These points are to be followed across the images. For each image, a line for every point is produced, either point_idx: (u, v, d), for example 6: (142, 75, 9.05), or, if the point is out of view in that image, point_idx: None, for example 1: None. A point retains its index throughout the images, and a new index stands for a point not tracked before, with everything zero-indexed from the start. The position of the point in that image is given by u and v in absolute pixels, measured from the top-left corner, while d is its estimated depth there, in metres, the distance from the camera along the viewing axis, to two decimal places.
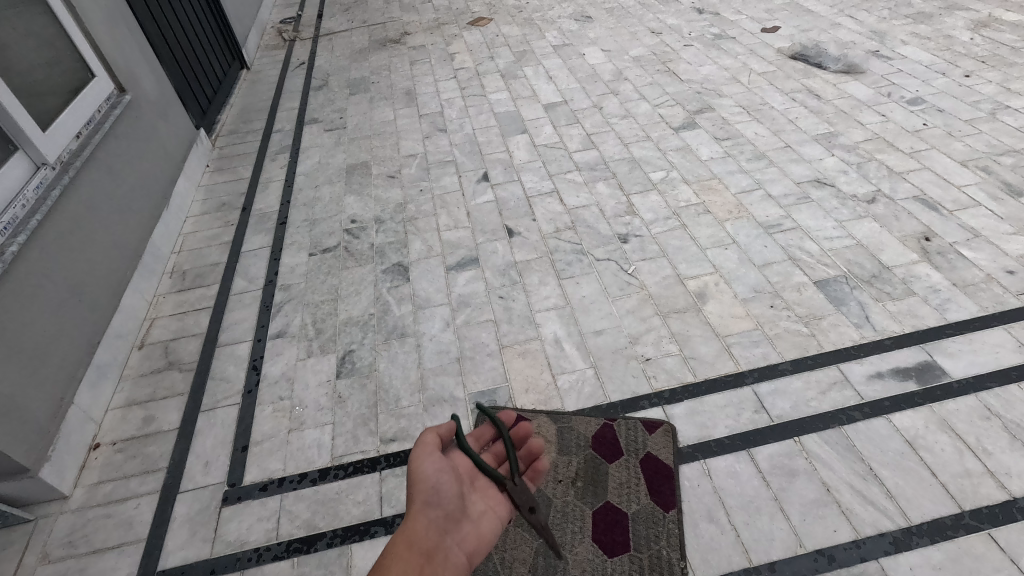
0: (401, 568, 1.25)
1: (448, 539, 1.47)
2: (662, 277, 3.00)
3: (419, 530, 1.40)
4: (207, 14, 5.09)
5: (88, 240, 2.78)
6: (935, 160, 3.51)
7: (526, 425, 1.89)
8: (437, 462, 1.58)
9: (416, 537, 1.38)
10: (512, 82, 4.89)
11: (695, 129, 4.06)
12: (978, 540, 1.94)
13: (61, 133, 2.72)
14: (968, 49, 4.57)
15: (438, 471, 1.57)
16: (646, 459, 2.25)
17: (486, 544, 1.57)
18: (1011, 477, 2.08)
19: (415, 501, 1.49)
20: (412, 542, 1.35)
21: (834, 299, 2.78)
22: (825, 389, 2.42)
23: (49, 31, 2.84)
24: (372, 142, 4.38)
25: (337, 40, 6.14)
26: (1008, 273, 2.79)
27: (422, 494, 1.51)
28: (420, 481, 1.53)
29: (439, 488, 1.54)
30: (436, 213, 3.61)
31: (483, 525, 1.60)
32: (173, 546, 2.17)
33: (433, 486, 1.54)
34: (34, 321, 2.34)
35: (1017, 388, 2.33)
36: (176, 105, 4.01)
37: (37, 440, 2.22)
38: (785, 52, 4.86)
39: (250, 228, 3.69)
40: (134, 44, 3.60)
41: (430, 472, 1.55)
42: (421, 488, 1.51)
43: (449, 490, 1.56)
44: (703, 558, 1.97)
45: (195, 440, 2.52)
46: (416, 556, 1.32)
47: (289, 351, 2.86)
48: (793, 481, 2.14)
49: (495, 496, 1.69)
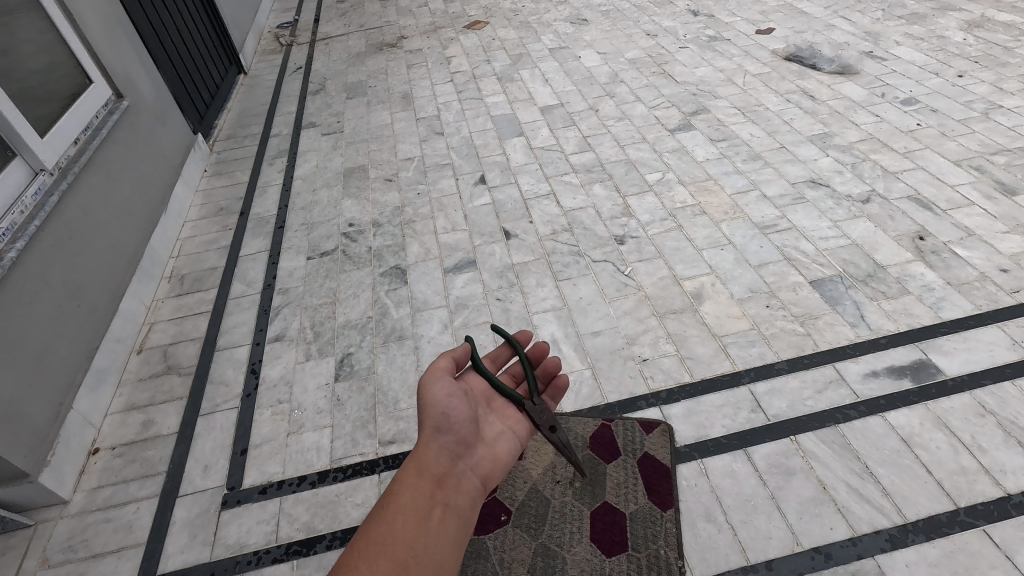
0: (411, 496, 1.25)
1: (462, 463, 1.46)
2: (659, 278, 3.01)
3: (430, 457, 1.39)
4: (204, 20, 5.11)
5: (86, 244, 2.79)
6: (929, 160, 3.54)
7: (544, 345, 1.97)
8: (448, 389, 1.55)
9: (427, 464, 1.36)
10: (508, 85, 4.91)
11: (690, 131, 4.08)
12: (973, 537, 1.95)
13: (59, 139, 2.73)
14: (961, 50, 4.60)
15: (449, 397, 1.53)
16: (643, 458, 2.26)
17: (502, 467, 1.56)
18: (1006, 474, 2.09)
19: (426, 428, 1.47)
20: (423, 469, 1.34)
21: (829, 298, 2.80)
22: (821, 388, 2.43)
23: (47, 38, 2.86)
24: (370, 146, 4.40)
25: (334, 44, 6.17)
26: (1002, 271, 2.81)
27: (433, 421, 1.48)
28: (431, 409, 1.50)
29: (451, 414, 1.51)
30: (434, 216, 3.62)
31: (498, 448, 1.60)
32: (173, 549, 2.18)
33: (444, 411, 1.51)
34: (33, 325, 2.36)
35: (1012, 386, 2.34)
36: (174, 110, 4.03)
37: (37, 444, 2.23)
38: (779, 53, 4.89)
39: (248, 232, 3.70)
40: (131, 49, 3.62)
41: (440, 400, 1.52)
42: (432, 415, 1.48)
43: (462, 414, 1.53)
44: (702, 557, 1.98)
45: (194, 443, 2.53)
46: (427, 482, 1.31)
47: (288, 355, 2.87)
48: (790, 480, 2.15)
49: (513, 418, 1.77)
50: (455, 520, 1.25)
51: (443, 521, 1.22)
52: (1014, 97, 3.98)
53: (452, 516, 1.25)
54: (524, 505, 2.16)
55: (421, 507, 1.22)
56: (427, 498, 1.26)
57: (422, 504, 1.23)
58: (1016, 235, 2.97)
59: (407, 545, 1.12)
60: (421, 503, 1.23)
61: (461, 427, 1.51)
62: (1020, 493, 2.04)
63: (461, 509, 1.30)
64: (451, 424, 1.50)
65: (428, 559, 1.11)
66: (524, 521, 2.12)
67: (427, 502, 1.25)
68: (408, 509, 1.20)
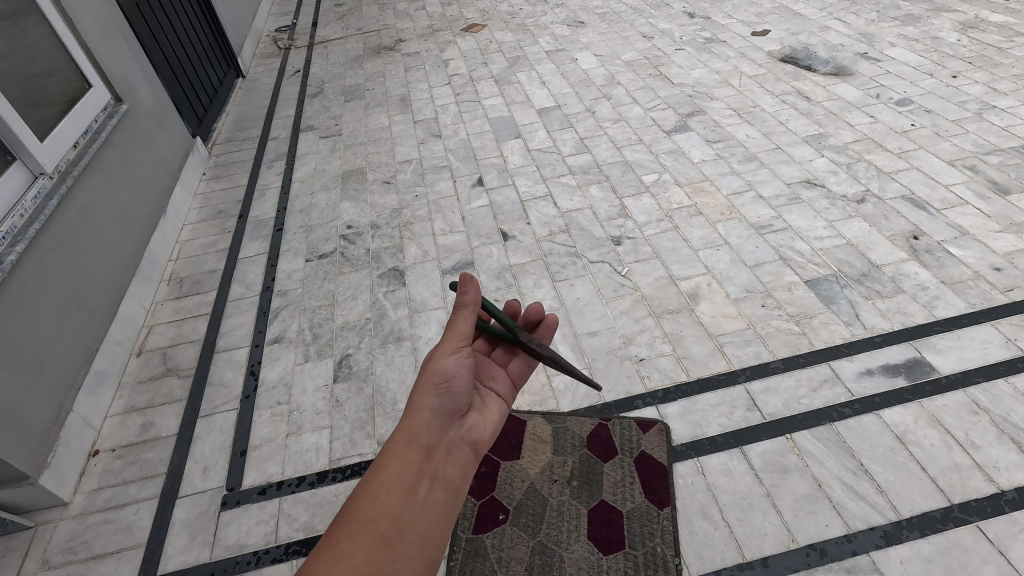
0: (398, 469, 1.11)
1: (455, 429, 1.31)
2: (655, 278, 3.03)
3: (421, 424, 1.23)
4: (202, 23, 5.13)
5: (86, 247, 2.81)
6: (923, 160, 3.56)
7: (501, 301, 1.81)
8: (460, 356, 1.38)
9: (417, 431, 1.21)
10: (505, 88, 4.94)
11: (686, 132, 4.11)
12: (967, 533, 1.97)
13: (59, 143, 2.75)
14: (955, 50, 4.63)
15: (460, 365, 1.36)
16: (639, 457, 2.28)
17: (493, 431, 1.44)
18: (999, 470, 2.11)
19: (419, 391, 1.29)
20: (412, 438, 1.19)
21: (824, 298, 2.82)
22: (816, 386, 2.45)
23: (46, 43, 2.88)
24: (368, 149, 4.42)
25: (332, 48, 6.19)
26: (996, 269, 2.83)
27: (430, 385, 1.30)
28: (432, 371, 1.32)
29: (455, 382, 1.34)
30: (431, 218, 3.65)
31: (490, 412, 1.47)
32: (173, 550, 2.19)
33: (446, 378, 1.33)
34: (33, 328, 2.37)
35: (1005, 383, 2.37)
36: (172, 113, 4.05)
37: (37, 446, 2.25)
38: (775, 55, 4.92)
39: (247, 234, 3.71)
40: (130, 53, 3.64)
41: (450, 365, 1.35)
42: (430, 380, 1.30)
43: (466, 381, 1.37)
44: (698, 554, 2.00)
45: (194, 445, 2.54)
46: (416, 452, 1.17)
47: (287, 356, 2.89)
48: (785, 478, 2.17)
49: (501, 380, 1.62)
50: (444, 493, 1.14)
51: (430, 496, 1.11)
52: (1007, 97, 4.01)
53: (442, 488, 1.14)
54: (522, 504, 2.18)
55: (407, 481, 1.10)
56: (415, 472, 1.13)
57: (410, 477, 1.11)
58: (1010, 234, 3.00)
59: (392, 521, 1.03)
60: (408, 477, 1.11)
61: (461, 396, 1.35)
62: (1014, 489, 2.06)
63: (452, 481, 1.18)
64: (452, 391, 1.33)
65: (412, 537, 1.03)
66: (522, 520, 2.13)
67: (415, 475, 1.12)
68: (392, 484, 1.08)
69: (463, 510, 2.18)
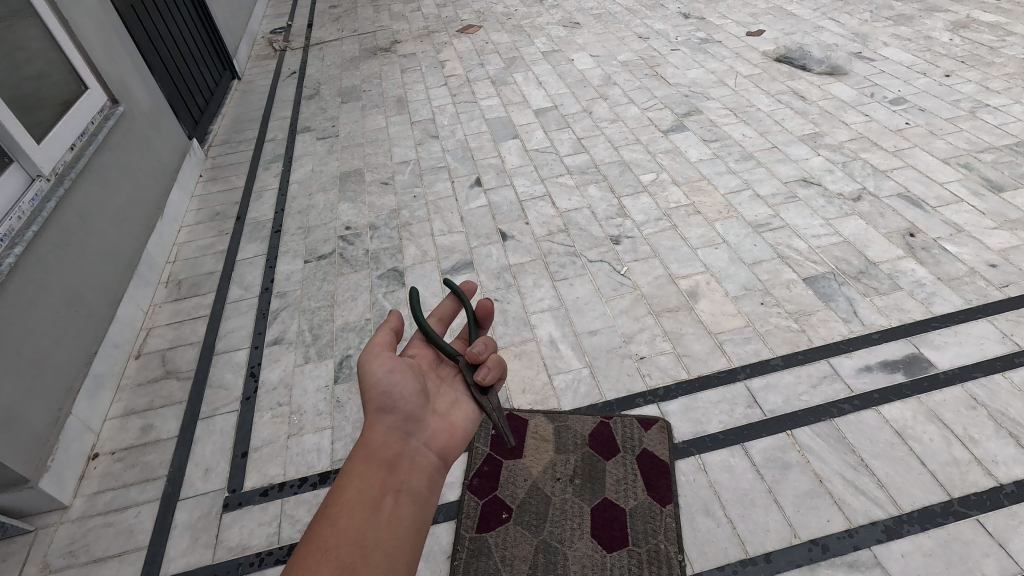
0: (357, 488, 1.03)
1: (416, 437, 1.23)
2: (654, 277, 3.05)
3: (375, 440, 1.15)
4: (197, 24, 5.12)
5: (83, 250, 2.80)
6: (918, 159, 3.59)
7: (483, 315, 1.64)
8: (387, 364, 1.32)
9: (373, 449, 1.13)
10: (502, 88, 4.95)
11: (683, 131, 4.13)
12: (967, 526, 1.99)
13: (55, 145, 2.74)
14: (947, 50, 4.68)
15: (390, 375, 1.31)
16: (642, 454, 2.29)
17: (459, 439, 1.34)
18: (997, 464, 2.13)
19: (369, 411, 1.23)
20: (370, 455, 1.12)
21: (822, 295, 2.84)
22: (815, 382, 2.47)
23: (40, 44, 2.87)
24: (364, 150, 4.41)
25: (328, 49, 6.18)
26: (991, 266, 2.86)
27: (376, 402, 1.25)
28: (370, 390, 1.26)
29: (398, 393, 1.29)
30: (430, 218, 3.65)
31: (455, 417, 1.38)
32: (175, 553, 2.18)
33: (386, 390, 1.28)
34: (31, 330, 2.36)
35: (1002, 378, 2.39)
36: (168, 114, 4.03)
37: (37, 449, 2.23)
38: (770, 55, 4.94)
39: (245, 236, 3.71)
40: (125, 54, 3.62)
41: (381, 378, 1.29)
42: (373, 396, 1.25)
43: (407, 389, 1.31)
44: (701, 551, 2.01)
45: (195, 447, 2.53)
46: (376, 468, 1.09)
47: (287, 358, 2.88)
48: (787, 474, 2.18)
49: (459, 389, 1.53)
50: (410, 506, 1.05)
51: (397, 511, 1.02)
52: (1000, 96, 4.05)
53: (409, 502, 1.06)
54: (525, 503, 2.18)
55: (369, 499, 1.02)
56: (376, 489, 1.04)
57: (371, 496, 1.03)
58: (1005, 231, 3.03)
59: (353, 546, 0.93)
60: (369, 496, 1.03)
61: (409, 405, 1.28)
62: (1012, 482, 2.08)
63: (418, 491, 1.09)
64: (396, 402, 1.26)
65: (380, 557, 0.94)
66: (525, 518, 2.14)
67: (376, 493, 1.03)
68: (353, 505, 1.00)
69: (466, 509, 2.18)
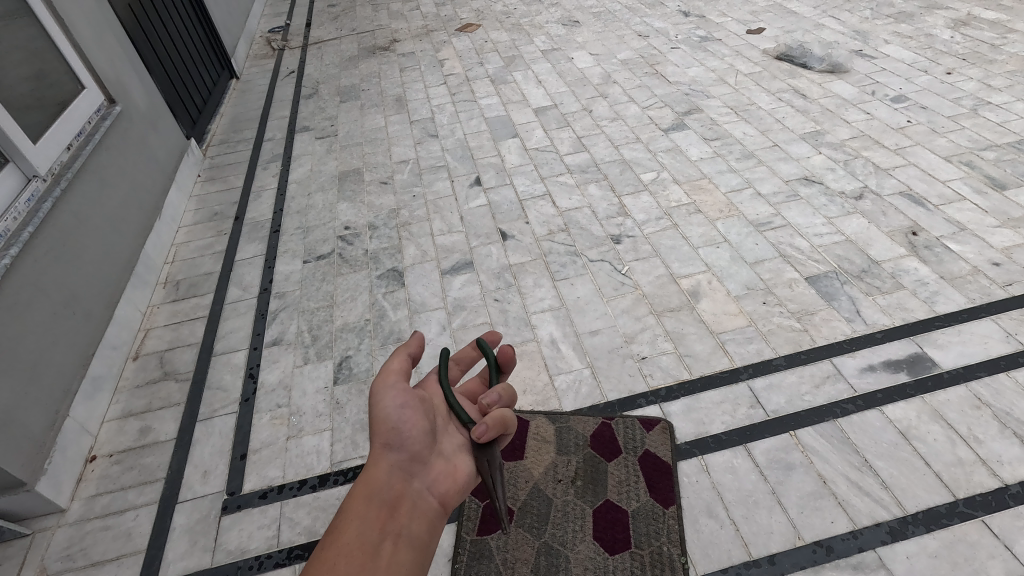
0: (356, 529, 1.00)
1: (419, 479, 1.20)
2: (655, 276, 3.03)
3: (378, 479, 1.13)
4: (195, 23, 5.09)
5: (80, 251, 2.77)
6: (920, 157, 3.57)
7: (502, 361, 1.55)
8: (399, 397, 1.31)
9: (374, 488, 1.11)
10: (501, 87, 4.92)
11: (684, 130, 4.11)
12: (972, 528, 1.97)
13: (51, 144, 2.72)
14: (948, 47, 4.66)
15: (401, 407, 1.30)
16: (644, 456, 2.27)
17: (465, 484, 1.29)
18: (1002, 464, 2.12)
19: (375, 446, 1.22)
20: (371, 494, 1.09)
21: (825, 294, 2.82)
22: (818, 382, 2.45)
23: (37, 43, 2.84)
24: (363, 149, 4.39)
25: (326, 48, 6.16)
26: (994, 265, 2.84)
27: (382, 438, 1.23)
28: (380, 422, 1.26)
29: (405, 429, 1.27)
30: (429, 218, 3.63)
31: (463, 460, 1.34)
32: (174, 556, 2.16)
33: (394, 425, 1.26)
34: (27, 333, 2.33)
35: (1006, 378, 2.37)
36: (166, 114, 4.00)
37: (33, 453, 2.21)
38: (771, 52, 4.92)
39: (244, 236, 3.68)
40: (122, 54, 3.60)
41: (393, 411, 1.28)
42: (379, 430, 1.24)
43: (420, 426, 1.29)
44: (704, 553, 1.99)
45: (193, 449, 2.51)
46: (376, 509, 1.06)
47: (286, 359, 2.86)
48: (790, 475, 2.16)
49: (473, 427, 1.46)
50: (410, 550, 1.01)
51: (397, 556, 0.98)
52: (1001, 93, 4.03)
53: (409, 548, 1.01)
54: (526, 505, 2.16)
55: (368, 542, 0.98)
56: (376, 532, 1.00)
57: (370, 539, 0.98)
58: (1007, 229, 3.01)
59: None
60: (368, 538, 0.98)
61: (417, 444, 1.26)
62: (1017, 482, 2.06)
63: (418, 536, 1.05)
64: (405, 438, 1.25)
65: None
66: (526, 520, 2.12)
67: (375, 535, 1.00)
68: (351, 548, 0.96)
69: (466, 511, 2.16)
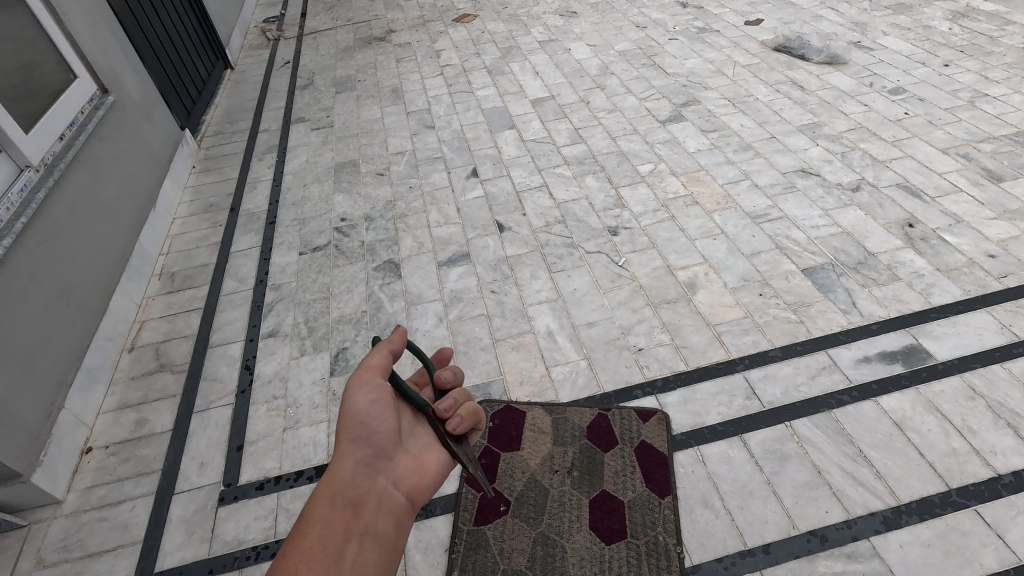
0: (319, 533, 0.99)
1: (384, 475, 1.21)
2: (651, 268, 3.03)
3: (340, 479, 1.12)
4: (189, 12, 5.03)
5: (74, 242, 2.75)
6: (917, 149, 3.57)
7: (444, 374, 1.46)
8: (370, 391, 1.27)
9: (338, 489, 1.10)
10: (499, 78, 4.89)
11: (682, 122, 4.09)
12: (965, 517, 1.99)
13: (44, 135, 2.69)
14: (947, 39, 4.64)
15: (371, 403, 1.26)
16: (640, 446, 2.28)
17: (433, 478, 1.29)
18: (996, 454, 2.13)
19: (340, 442, 1.21)
20: (333, 495, 1.08)
21: (822, 286, 2.82)
22: (815, 373, 2.46)
23: (28, 34, 2.80)
24: (360, 141, 4.36)
25: (321, 39, 6.10)
26: (990, 256, 2.85)
27: (350, 436, 1.21)
28: (347, 418, 1.23)
29: (373, 424, 1.25)
30: (425, 210, 3.61)
31: (431, 454, 1.33)
32: (170, 547, 2.16)
33: (363, 420, 1.24)
34: (22, 324, 2.32)
35: (1001, 369, 2.38)
36: (160, 104, 3.96)
37: (27, 445, 2.20)
38: (768, 44, 4.90)
39: (239, 228, 3.66)
40: (115, 43, 3.55)
41: (361, 407, 1.25)
42: (347, 428, 1.22)
43: (388, 421, 1.27)
44: (700, 543, 2.00)
45: (189, 441, 2.51)
46: (339, 509, 1.06)
47: (281, 350, 2.85)
48: (785, 466, 2.18)
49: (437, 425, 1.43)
50: (374, 550, 1.01)
51: (361, 556, 0.98)
52: (999, 85, 4.02)
53: (373, 546, 1.02)
54: (523, 496, 2.17)
55: (331, 545, 0.97)
56: (338, 532, 1.01)
57: (333, 541, 0.98)
58: (1004, 221, 3.01)
59: None
60: (332, 541, 0.98)
61: (385, 438, 1.25)
62: (1010, 473, 2.08)
63: (382, 534, 1.05)
64: (372, 433, 1.24)
65: None
66: (523, 511, 2.13)
67: (338, 537, 0.99)
68: (314, 552, 0.95)
69: (464, 502, 2.17)
